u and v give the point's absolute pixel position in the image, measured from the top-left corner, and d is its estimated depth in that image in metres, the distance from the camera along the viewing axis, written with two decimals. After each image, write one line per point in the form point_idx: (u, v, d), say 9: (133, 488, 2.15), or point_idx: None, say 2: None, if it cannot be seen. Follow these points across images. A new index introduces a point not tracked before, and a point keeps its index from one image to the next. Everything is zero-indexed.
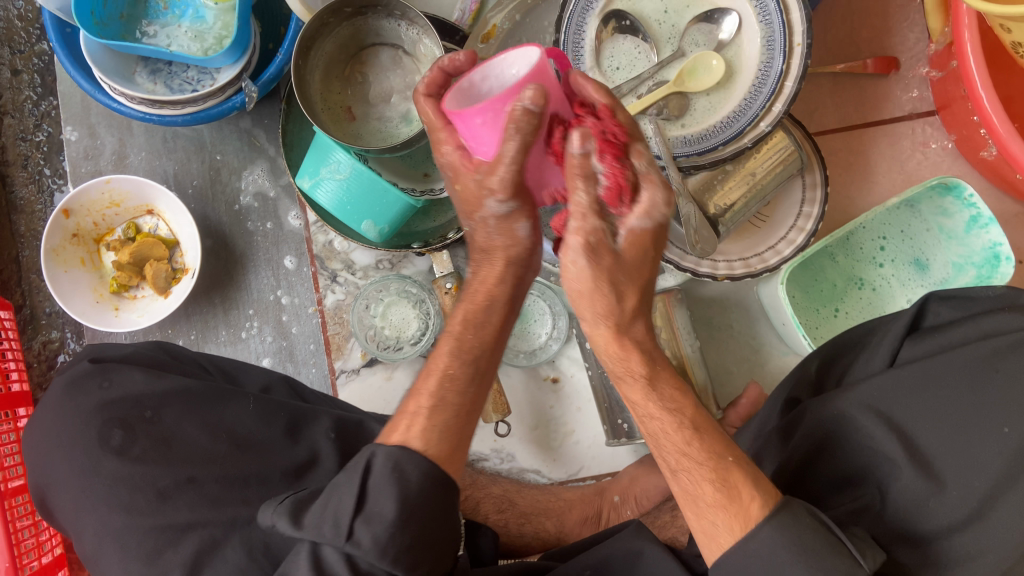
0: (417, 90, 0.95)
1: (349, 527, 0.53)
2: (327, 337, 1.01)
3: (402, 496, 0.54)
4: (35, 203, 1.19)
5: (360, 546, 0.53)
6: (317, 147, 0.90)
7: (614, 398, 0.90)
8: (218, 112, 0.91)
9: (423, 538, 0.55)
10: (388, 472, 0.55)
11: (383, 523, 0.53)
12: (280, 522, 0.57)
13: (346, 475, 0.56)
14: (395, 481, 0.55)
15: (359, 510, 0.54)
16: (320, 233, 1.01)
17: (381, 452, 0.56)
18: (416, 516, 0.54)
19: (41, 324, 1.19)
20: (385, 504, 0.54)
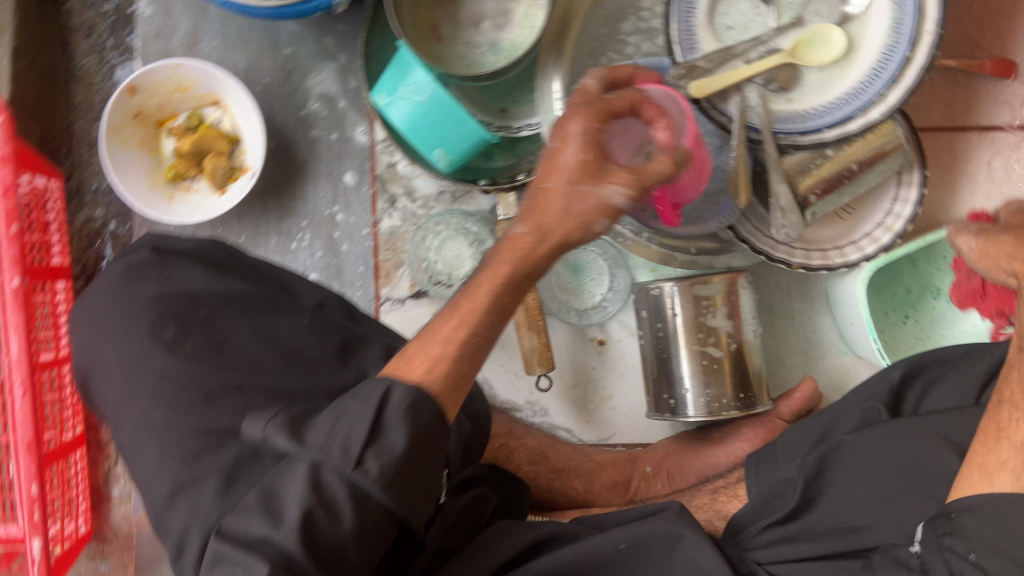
0: (510, 19, 0.90)
1: (359, 455, 0.51)
2: (377, 262, 0.98)
3: (411, 433, 0.52)
4: (95, 76, 1.18)
5: (367, 475, 0.51)
6: (399, 62, 0.87)
7: (665, 373, 0.87)
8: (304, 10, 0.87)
9: (410, 479, 0.52)
10: (404, 408, 0.53)
11: (391, 457, 0.51)
12: (278, 442, 0.54)
13: (363, 399, 0.54)
14: (409, 418, 0.53)
15: (370, 441, 0.51)
16: (385, 154, 0.98)
17: (399, 388, 0.54)
18: (420, 455, 0.53)
19: (85, 199, 1.18)
20: (396, 437, 0.52)
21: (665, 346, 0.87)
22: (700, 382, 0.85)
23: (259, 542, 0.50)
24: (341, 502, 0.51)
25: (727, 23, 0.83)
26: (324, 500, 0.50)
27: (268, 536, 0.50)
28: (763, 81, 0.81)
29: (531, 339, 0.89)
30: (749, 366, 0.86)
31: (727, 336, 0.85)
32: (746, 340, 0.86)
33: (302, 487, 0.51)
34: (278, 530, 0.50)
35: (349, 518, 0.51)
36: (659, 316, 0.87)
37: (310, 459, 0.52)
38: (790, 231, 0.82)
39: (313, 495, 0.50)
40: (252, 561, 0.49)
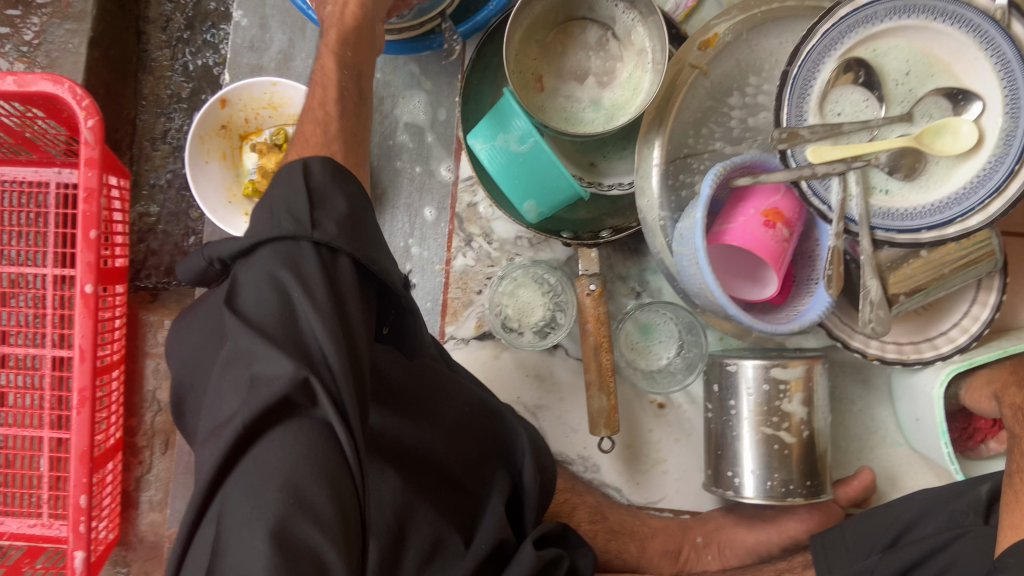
0: (614, 78, 0.90)
1: (313, 217, 0.53)
2: (446, 299, 0.97)
3: (347, 195, 0.56)
4: (166, 68, 1.16)
5: (327, 231, 0.53)
6: (500, 110, 0.86)
7: (729, 449, 0.87)
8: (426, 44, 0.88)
9: (362, 232, 0.56)
10: (326, 177, 0.56)
11: (338, 215, 0.54)
12: (219, 248, 0.56)
13: (281, 179, 0.55)
14: (326, 184, 0.56)
15: (314, 206, 0.54)
16: (467, 192, 0.97)
17: (315, 163, 0.57)
18: (360, 215, 0.56)
19: (142, 193, 1.16)
20: (338, 202, 0.55)
21: (733, 423, 0.87)
22: (767, 465, 0.85)
23: (271, 325, 0.49)
24: (340, 277, 0.53)
25: (836, 111, 0.83)
26: (307, 283, 0.51)
27: (280, 319, 0.50)
28: (884, 159, 0.81)
29: (600, 400, 0.88)
30: (817, 453, 0.86)
31: (800, 423, 0.85)
32: (816, 427, 0.86)
33: (277, 291, 0.50)
34: (294, 319, 0.50)
35: (349, 284, 0.53)
36: (732, 393, 0.87)
37: (253, 241, 0.54)
38: (876, 326, 0.83)
39: (308, 289, 0.50)
40: (269, 357, 0.48)
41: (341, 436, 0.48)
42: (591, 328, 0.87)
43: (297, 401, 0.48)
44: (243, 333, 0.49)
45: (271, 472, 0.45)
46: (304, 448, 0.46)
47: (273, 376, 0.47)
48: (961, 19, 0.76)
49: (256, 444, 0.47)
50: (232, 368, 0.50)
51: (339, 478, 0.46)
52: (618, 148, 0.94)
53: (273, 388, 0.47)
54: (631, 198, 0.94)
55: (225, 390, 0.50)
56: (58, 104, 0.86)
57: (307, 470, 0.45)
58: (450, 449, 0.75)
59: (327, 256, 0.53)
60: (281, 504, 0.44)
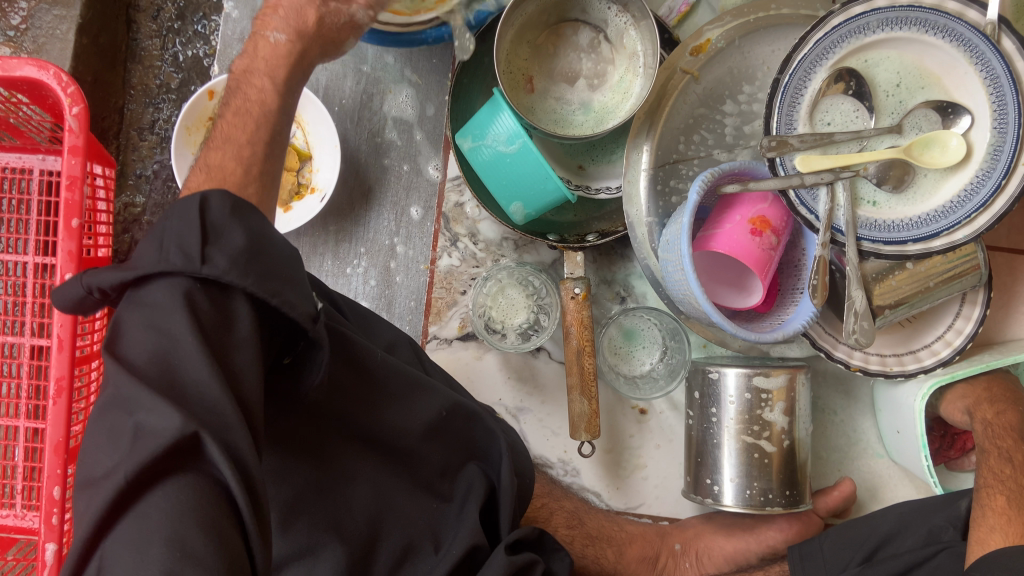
0: (605, 81, 0.90)
1: (204, 252, 0.47)
2: (430, 298, 0.96)
3: (251, 228, 0.50)
4: (156, 58, 1.15)
5: (217, 269, 0.47)
6: (488, 109, 0.85)
7: (709, 456, 0.87)
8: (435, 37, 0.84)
9: (262, 266, 0.49)
10: (228, 210, 0.50)
11: (236, 250, 0.48)
12: (102, 275, 0.49)
13: (170, 209, 0.49)
14: (228, 215, 0.49)
15: (207, 241, 0.48)
16: (454, 192, 0.96)
17: (215, 194, 0.49)
18: (265, 245, 0.50)
19: (127, 183, 1.15)
20: (236, 234, 0.49)
21: (714, 431, 0.87)
22: (746, 474, 0.85)
23: (154, 369, 0.46)
24: (237, 324, 0.49)
25: (825, 121, 0.83)
26: (202, 324, 0.47)
27: (162, 363, 0.46)
28: (872, 169, 0.81)
29: (581, 404, 0.87)
30: (797, 462, 0.86)
31: (781, 432, 0.85)
32: (797, 437, 0.86)
33: (160, 334, 0.47)
34: (176, 365, 0.46)
35: (247, 330, 0.49)
36: (712, 401, 0.86)
37: (139, 273, 0.48)
38: (859, 337, 0.83)
39: (198, 330, 0.46)
40: (154, 407, 0.44)
41: (234, 488, 0.44)
42: (574, 332, 0.87)
43: (186, 451, 0.44)
44: (121, 378, 0.46)
45: (152, 531, 0.42)
46: (191, 507, 0.43)
47: (159, 431, 0.43)
48: (949, 31, 0.76)
49: (151, 489, 0.44)
50: (111, 414, 0.46)
51: (226, 533, 0.44)
52: (607, 151, 0.93)
53: (156, 440, 0.43)
54: (618, 203, 0.93)
55: (96, 441, 0.46)
56: (42, 91, 0.85)
57: (192, 527, 0.43)
58: (421, 447, 0.74)
59: (219, 293, 0.49)
60: (165, 562, 0.41)
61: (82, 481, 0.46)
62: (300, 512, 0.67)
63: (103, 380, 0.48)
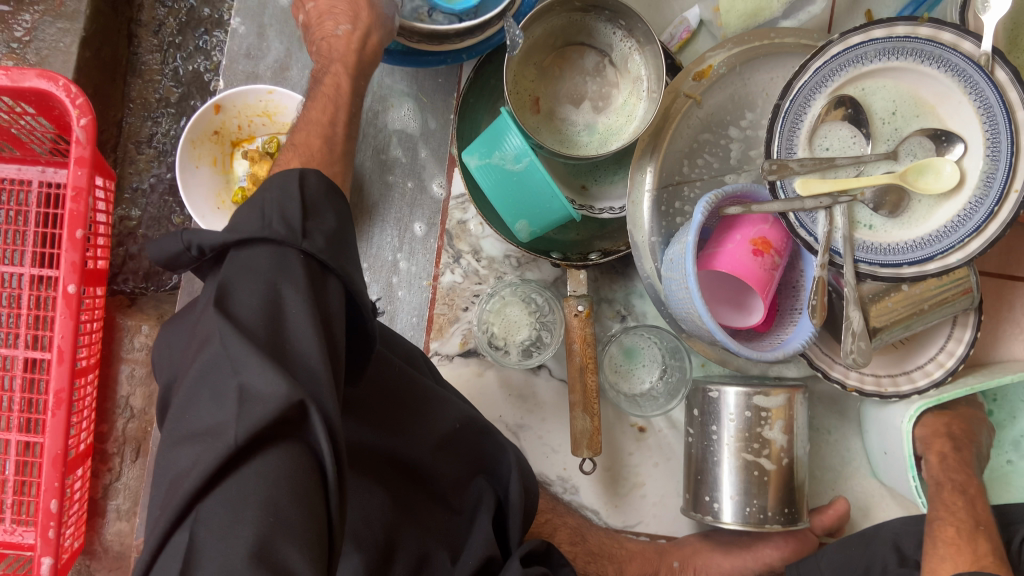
0: (609, 103, 0.92)
1: (303, 226, 0.52)
2: (432, 314, 0.97)
3: (338, 214, 0.56)
4: (156, 72, 1.15)
5: (316, 243, 0.52)
6: (496, 128, 0.87)
7: (709, 474, 0.88)
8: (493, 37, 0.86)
9: (346, 249, 0.54)
10: (322, 192, 0.56)
11: (327, 228, 0.54)
12: (203, 235, 0.52)
13: (273, 185, 0.54)
14: (327, 199, 0.56)
15: (308, 217, 0.53)
16: (458, 209, 0.97)
17: (313, 176, 0.56)
18: (346, 232, 0.56)
19: (123, 197, 1.14)
20: (327, 217, 0.54)
21: (713, 449, 0.88)
22: (746, 491, 0.86)
23: (261, 329, 0.47)
24: (328, 299, 0.52)
25: (825, 145, 0.86)
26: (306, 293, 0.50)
27: (270, 325, 0.48)
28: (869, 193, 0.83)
29: (583, 421, 0.88)
30: (794, 481, 0.87)
31: (780, 450, 0.86)
32: (795, 455, 0.87)
33: (267, 299, 0.48)
34: (282, 330, 0.48)
35: (337, 307, 0.52)
36: (713, 418, 0.88)
37: (240, 235, 0.51)
38: (857, 357, 0.85)
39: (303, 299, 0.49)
40: (261, 370, 0.45)
41: (328, 461, 0.46)
42: (577, 349, 0.88)
43: (291, 421, 0.46)
44: (229, 335, 0.46)
45: (249, 493, 0.43)
46: (285, 475, 0.44)
47: (267, 395, 0.44)
48: (945, 62, 0.79)
49: (245, 461, 0.44)
50: (213, 373, 0.47)
51: (315, 504, 0.45)
52: (609, 172, 0.95)
53: (266, 405, 0.44)
54: (620, 223, 0.95)
55: (198, 402, 0.47)
56: (50, 101, 0.85)
57: (285, 495, 0.44)
58: (435, 459, 0.76)
59: (316, 269, 0.52)
60: (260, 526, 0.42)
61: (173, 438, 0.47)
62: None
63: (206, 340, 0.48)
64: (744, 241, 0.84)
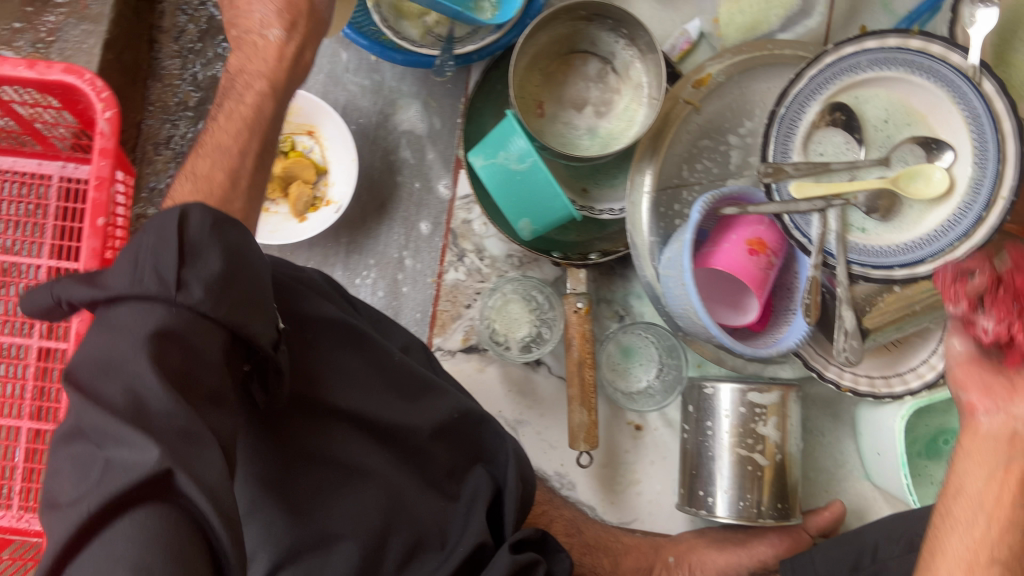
0: (611, 109, 0.95)
1: (178, 277, 0.49)
2: (435, 311, 1.00)
3: (227, 254, 0.52)
4: (176, 77, 1.20)
5: (191, 296, 0.49)
6: (503, 129, 0.90)
7: (704, 468, 0.90)
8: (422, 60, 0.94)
9: (234, 288, 0.52)
10: (206, 229, 0.52)
11: (209, 274, 0.51)
12: (75, 290, 0.52)
13: (149, 232, 0.51)
14: (214, 236, 0.52)
15: (183, 262, 0.50)
16: (463, 209, 1.00)
17: (196, 212, 0.53)
18: (237, 279, 0.53)
19: (140, 196, 1.18)
20: (211, 260, 0.51)
21: (708, 444, 0.90)
22: (740, 486, 0.88)
23: (124, 399, 0.46)
24: (201, 349, 0.50)
25: (819, 151, 0.89)
26: (179, 353, 0.49)
27: (137, 391, 0.46)
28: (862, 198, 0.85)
29: (581, 414, 0.91)
30: (788, 478, 0.89)
31: (774, 446, 0.88)
32: (789, 452, 0.89)
33: (147, 358, 0.47)
34: (148, 394, 0.46)
35: (215, 356, 0.51)
36: (708, 414, 0.90)
37: (112, 294, 0.50)
38: (850, 355, 0.87)
39: (157, 364, 0.47)
40: (127, 441, 0.44)
41: (210, 519, 0.44)
42: (576, 344, 0.90)
43: (159, 485, 0.44)
44: (90, 409, 0.46)
45: (120, 555, 0.41)
46: (158, 535, 0.42)
47: (132, 462, 0.43)
48: (936, 72, 0.81)
49: (112, 524, 0.43)
50: (79, 446, 0.46)
51: (196, 563, 0.43)
52: (609, 176, 0.99)
53: (131, 475, 0.43)
54: (619, 225, 0.98)
55: (61, 473, 0.46)
56: (75, 95, 0.88)
57: (159, 554, 0.42)
58: (430, 446, 0.77)
59: (196, 321, 0.50)
60: None
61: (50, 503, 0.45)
62: (320, 505, 0.69)
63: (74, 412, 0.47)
64: (740, 240, 0.87)
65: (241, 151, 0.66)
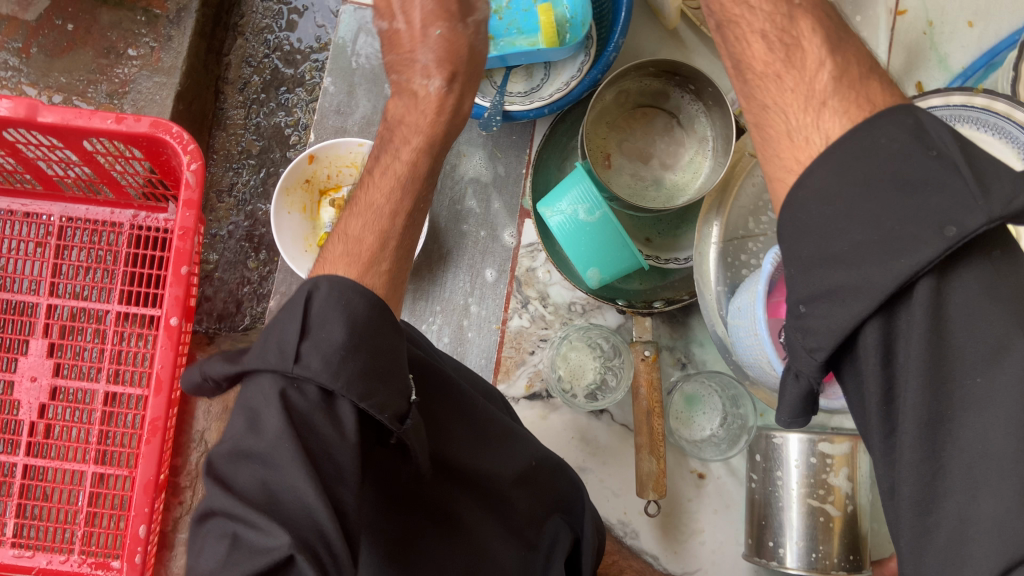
0: (676, 161, 0.97)
1: (297, 351, 0.52)
2: (499, 357, 1.01)
3: (351, 322, 0.54)
4: (240, 126, 1.23)
5: (311, 368, 0.51)
6: (573, 181, 0.93)
7: (774, 518, 0.91)
8: (473, 111, 0.92)
9: (367, 363, 0.53)
10: (333, 305, 0.55)
11: (332, 345, 0.52)
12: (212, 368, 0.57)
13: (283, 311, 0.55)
14: (342, 307, 0.55)
15: (306, 335, 0.53)
16: (527, 257, 1.02)
17: (322, 287, 0.56)
18: (367, 343, 0.54)
19: (203, 242, 1.21)
20: (335, 330, 0.53)
21: (779, 493, 0.91)
22: (812, 537, 0.88)
23: (257, 494, 0.49)
24: (326, 436, 0.52)
25: None
26: (309, 427, 0.51)
27: (267, 489, 0.49)
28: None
29: (650, 463, 0.91)
30: (859, 529, 0.89)
31: (845, 497, 0.88)
32: (859, 503, 0.89)
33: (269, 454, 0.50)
34: (277, 486, 0.49)
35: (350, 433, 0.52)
36: (777, 464, 0.91)
37: (242, 370, 0.54)
38: None
39: (297, 457, 0.49)
40: (267, 529, 0.47)
41: None
42: (645, 393, 0.91)
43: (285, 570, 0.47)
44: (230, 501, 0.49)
45: None
46: None
47: (265, 550, 0.46)
48: (1002, 131, 0.87)
49: None
50: (218, 522, 0.49)
51: None
52: (672, 227, 1.01)
53: (267, 558, 0.46)
54: (683, 274, 1.00)
55: (204, 548, 0.50)
56: (161, 147, 0.91)
57: None
58: (511, 492, 0.77)
59: (326, 399, 0.52)
60: None
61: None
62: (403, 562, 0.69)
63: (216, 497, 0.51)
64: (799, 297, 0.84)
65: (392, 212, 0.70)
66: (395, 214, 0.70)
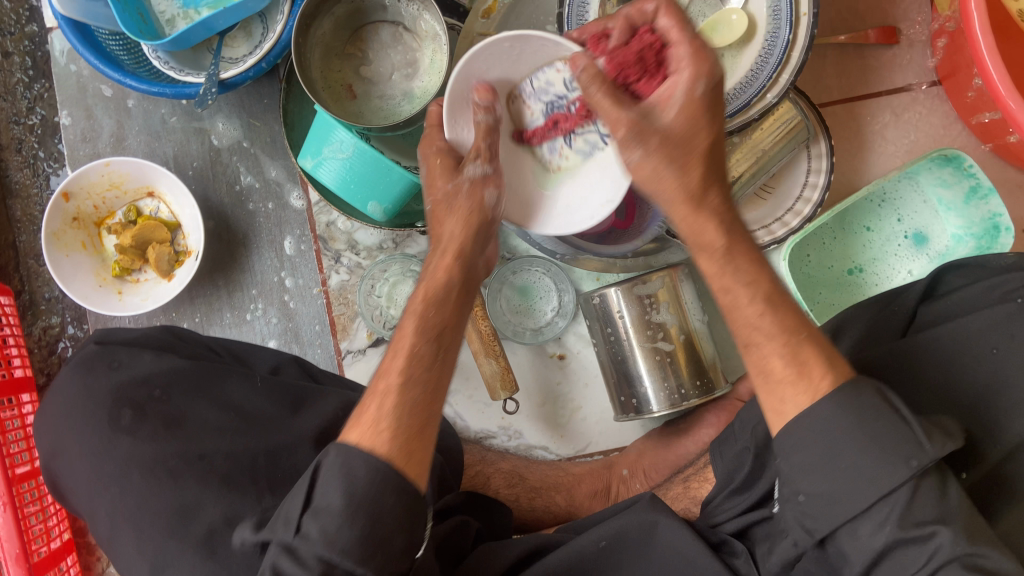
0: (418, 67, 0.94)
1: (297, 524, 0.54)
2: (332, 317, 1.00)
3: (345, 493, 0.54)
4: (31, 187, 1.15)
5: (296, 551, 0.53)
6: (319, 125, 0.88)
7: (623, 376, 0.91)
8: (189, 93, 0.89)
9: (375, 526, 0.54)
10: (337, 476, 0.55)
11: (329, 518, 0.53)
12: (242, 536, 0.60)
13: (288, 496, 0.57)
14: (338, 484, 0.54)
15: (306, 508, 0.55)
16: (323, 214, 1.00)
17: (329, 456, 0.56)
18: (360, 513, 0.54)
19: (40, 309, 1.15)
20: (332, 497, 0.54)
21: (618, 348, 0.90)
22: (659, 376, 0.88)
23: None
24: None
25: None
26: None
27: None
28: None
29: (491, 364, 0.91)
30: (701, 354, 0.90)
31: (675, 330, 0.89)
32: (693, 329, 0.90)
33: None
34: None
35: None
36: (608, 321, 0.90)
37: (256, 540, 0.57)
38: None
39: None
40: None
41: None
42: None
43: None
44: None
45: None
46: None
47: None
48: None
49: None
50: None
51: None
52: None
53: None
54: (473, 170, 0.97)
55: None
56: None
57: None
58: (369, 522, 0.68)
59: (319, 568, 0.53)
60: None
61: None
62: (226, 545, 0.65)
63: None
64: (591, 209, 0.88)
65: (448, 314, 0.64)
66: (432, 378, 0.60)
